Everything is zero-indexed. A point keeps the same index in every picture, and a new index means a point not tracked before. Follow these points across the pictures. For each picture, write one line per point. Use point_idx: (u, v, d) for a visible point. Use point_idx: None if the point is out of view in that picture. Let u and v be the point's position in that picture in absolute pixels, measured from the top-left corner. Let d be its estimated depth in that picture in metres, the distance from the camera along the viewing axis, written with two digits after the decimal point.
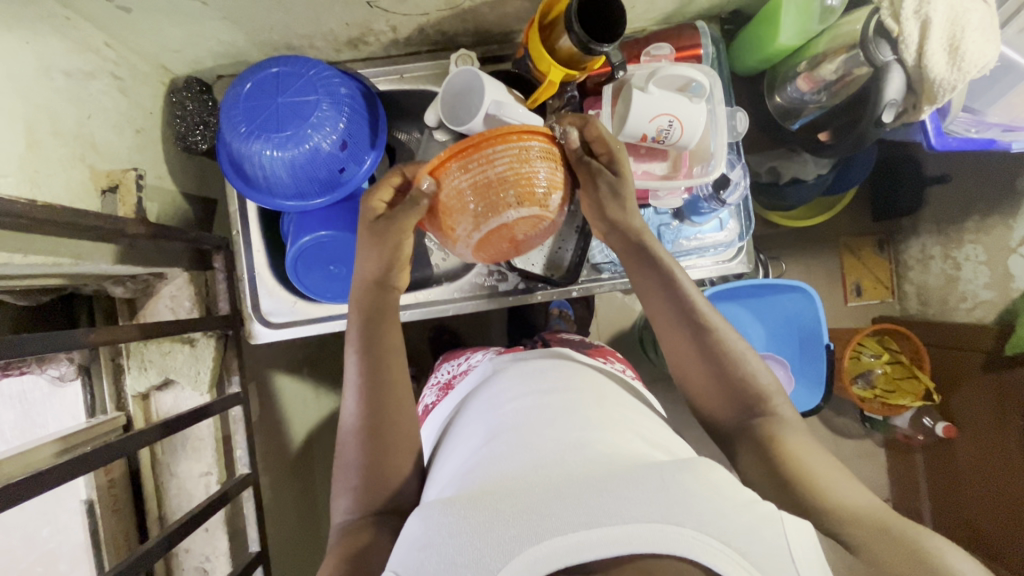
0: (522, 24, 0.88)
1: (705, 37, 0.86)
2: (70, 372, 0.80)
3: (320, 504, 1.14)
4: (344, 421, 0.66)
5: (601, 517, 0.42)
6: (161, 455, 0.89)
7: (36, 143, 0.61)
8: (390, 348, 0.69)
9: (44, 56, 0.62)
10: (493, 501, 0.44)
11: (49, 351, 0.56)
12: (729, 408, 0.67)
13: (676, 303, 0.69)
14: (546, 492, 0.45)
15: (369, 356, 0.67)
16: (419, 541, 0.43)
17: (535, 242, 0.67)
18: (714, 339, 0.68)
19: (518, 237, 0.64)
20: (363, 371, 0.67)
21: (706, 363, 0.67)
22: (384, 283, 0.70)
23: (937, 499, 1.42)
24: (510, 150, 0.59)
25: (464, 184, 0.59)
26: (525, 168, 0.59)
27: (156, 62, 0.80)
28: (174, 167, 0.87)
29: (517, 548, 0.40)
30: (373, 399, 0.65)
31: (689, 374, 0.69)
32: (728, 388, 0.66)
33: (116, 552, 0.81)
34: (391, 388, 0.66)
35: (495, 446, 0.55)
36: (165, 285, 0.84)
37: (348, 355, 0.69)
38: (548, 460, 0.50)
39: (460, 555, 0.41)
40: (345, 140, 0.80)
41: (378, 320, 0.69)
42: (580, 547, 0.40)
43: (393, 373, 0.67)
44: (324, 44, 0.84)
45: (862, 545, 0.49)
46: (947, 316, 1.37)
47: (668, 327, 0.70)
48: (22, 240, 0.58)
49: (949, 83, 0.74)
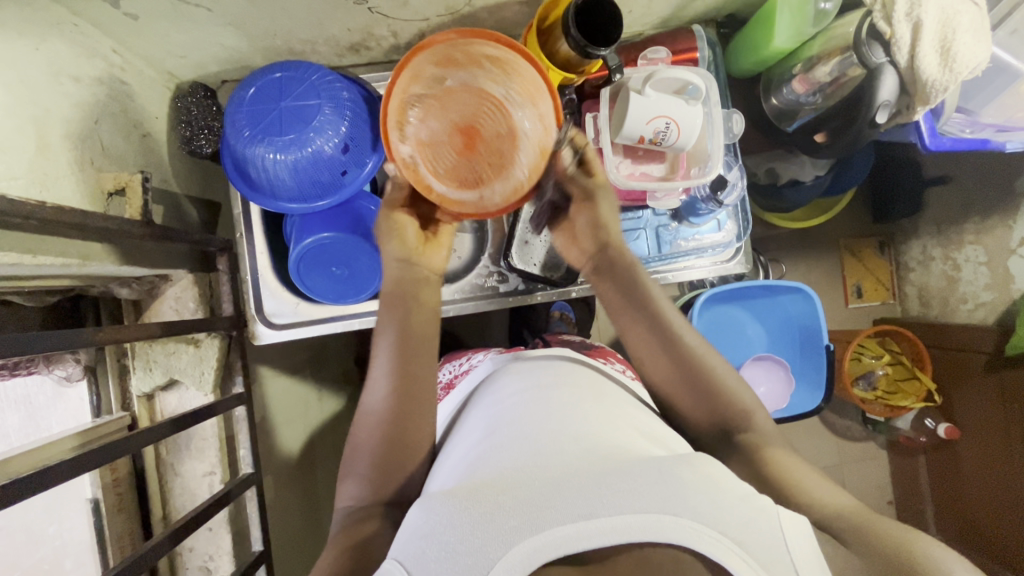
0: (520, 29, 0.90)
1: (701, 40, 0.87)
2: (77, 372, 0.81)
3: (322, 506, 1.14)
4: (364, 406, 0.68)
5: (601, 508, 0.42)
6: (165, 455, 0.90)
7: (46, 146, 0.62)
8: (415, 331, 0.72)
9: (52, 61, 0.64)
10: (493, 494, 0.45)
11: (57, 348, 0.57)
12: (700, 402, 0.68)
13: (658, 330, 0.71)
14: (547, 485, 0.45)
15: (400, 338, 0.70)
16: (421, 531, 0.44)
17: (496, 151, 0.73)
18: (664, 318, 0.72)
19: (483, 154, 0.72)
20: (393, 356, 0.69)
21: (677, 365, 0.69)
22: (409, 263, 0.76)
23: (940, 501, 1.42)
24: (450, 57, 0.72)
25: (415, 92, 0.72)
26: (460, 74, 0.72)
27: (161, 68, 0.82)
28: (178, 171, 0.88)
29: (517, 538, 0.41)
30: (397, 386, 0.67)
31: (650, 365, 0.71)
32: (691, 374, 0.68)
33: (121, 550, 0.82)
34: (415, 369, 0.68)
35: (497, 439, 0.56)
36: (170, 287, 0.85)
37: (376, 339, 0.72)
38: (548, 452, 0.51)
39: (460, 545, 0.42)
40: (347, 143, 0.81)
41: (402, 301, 0.73)
42: (578, 536, 0.41)
43: (420, 356, 0.70)
44: (327, 50, 0.85)
45: (854, 539, 0.49)
46: (948, 316, 1.37)
47: (653, 357, 0.71)
48: (31, 241, 0.60)
49: (941, 84, 0.74)
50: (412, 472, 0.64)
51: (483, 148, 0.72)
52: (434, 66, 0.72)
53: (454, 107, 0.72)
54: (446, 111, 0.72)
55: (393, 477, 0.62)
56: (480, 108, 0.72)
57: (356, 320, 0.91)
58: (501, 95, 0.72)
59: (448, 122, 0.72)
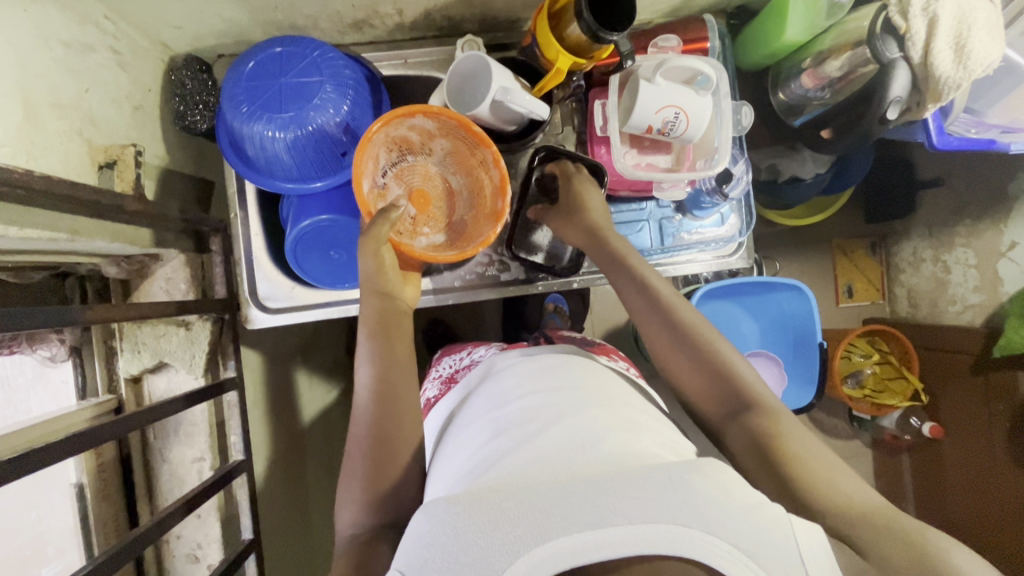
0: (529, 12, 0.88)
1: (712, 30, 0.86)
2: (62, 353, 0.78)
3: (310, 497, 1.12)
4: (355, 432, 0.64)
5: (608, 517, 0.41)
6: (152, 439, 0.87)
7: (34, 114, 0.59)
8: (399, 360, 0.68)
9: (41, 25, 0.61)
10: (497, 500, 0.44)
11: (44, 325, 0.54)
12: (703, 376, 0.67)
13: (649, 298, 0.73)
14: (552, 491, 0.44)
15: (383, 371, 0.67)
16: (424, 540, 0.43)
17: (437, 210, 0.81)
18: (650, 284, 0.74)
19: (443, 198, 0.81)
20: (374, 385, 0.66)
21: (670, 333, 0.70)
22: (387, 293, 0.72)
23: (921, 499, 1.44)
24: (398, 135, 0.75)
25: (421, 126, 0.75)
26: (400, 148, 0.77)
27: (156, 38, 0.78)
28: (171, 148, 0.85)
29: (523, 548, 0.40)
30: (382, 408, 0.64)
31: (636, 316, 0.74)
32: (669, 320, 0.71)
33: (105, 537, 0.80)
34: (399, 400, 0.65)
35: (501, 443, 0.55)
36: (161, 267, 0.82)
37: (360, 366, 0.68)
38: (553, 460, 0.50)
39: (464, 554, 0.41)
40: (349, 123, 0.79)
41: (386, 332, 0.70)
42: (586, 548, 0.40)
43: (401, 389, 0.66)
44: (329, 26, 0.82)
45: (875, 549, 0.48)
46: (935, 318, 1.39)
47: (645, 318, 0.73)
48: (18, 212, 0.57)
49: (954, 81, 0.74)
50: (405, 469, 0.62)
51: (442, 195, 0.80)
52: (399, 132, 0.75)
53: (411, 171, 0.80)
54: (404, 176, 0.79)
55: (389, 477, 0.61)
56: (411, 171, 0.80)
57: (353, 306, 0.89)
58: (397, 189, 0.78)
59: (421, 161, 0.80)
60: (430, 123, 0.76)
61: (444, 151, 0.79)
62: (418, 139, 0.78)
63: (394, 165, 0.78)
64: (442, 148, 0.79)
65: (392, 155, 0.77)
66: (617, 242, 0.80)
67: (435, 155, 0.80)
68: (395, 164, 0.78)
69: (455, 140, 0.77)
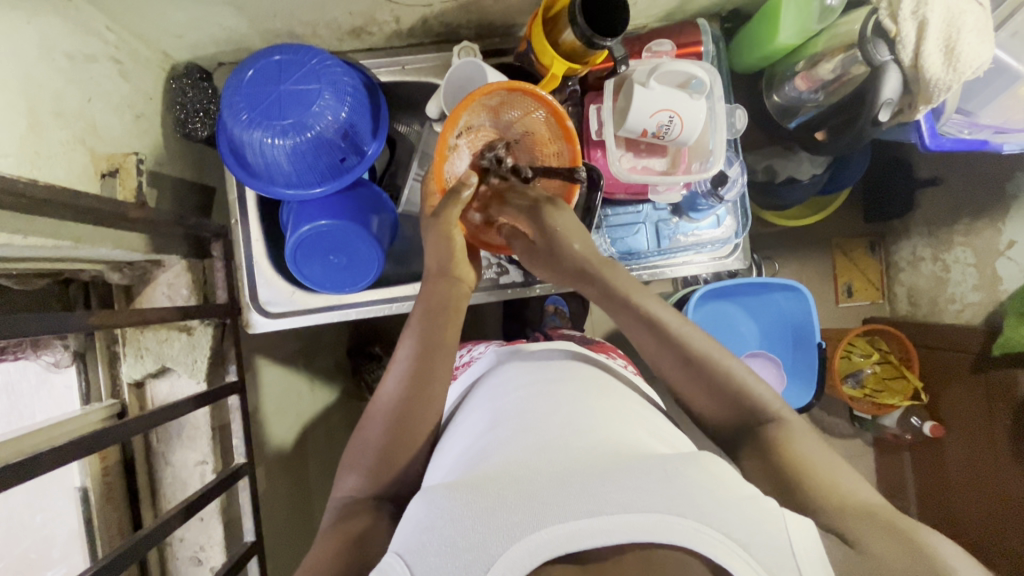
0: (525, 17, 0.89)
1: (706, 34, 0.87)
2: (65, 359, 0.79)
3: (312, 498, 1.13)
4: (379, 398, 0.65)
5: (603, 505, 0.42)
6: (156, 444, 0.88)
7: (38, 124, 0.61)
8: (447, 343, 0.67)
9: (45, 37, 0.62)
10: (496, 488, 0.45)
11: (49, 331, 0.55)
12: (717, 406, 0.66)
13: (667, 343, 0.67)
14: (550, 479, 0.45)
15: (423, 350, 0.66)
16: (423, 524, 0.44)
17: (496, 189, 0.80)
18: (670, 333, 0.68)
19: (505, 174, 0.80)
20: (415, 356, 0.65)
21: (684, 371, 0.67)
22: (444, 273, 0.71)
23: (922, 498, 1.44)
24: (491, 101, 0.74)
25: (513, 102, 0.75)
26: (486, 113, 0.76)
27: (157, 48, 0.79)
28: (173, 155, 0.87)
29: (520, 534, 0.41)
30: (413, 383, 0.64)
31: (651, 355, 0.69)
32: (686, 364, 0.66)
33: (110, 540, 0.81)
34: (436, 381, 0.64)
35: (499, 432, 0.56)
36: (163, 272, 0.83)
37: (403, 340, 0.68)
38: (555, 446, 0.51)
39: (461, 539, 0.42)
40: (347, 129, 0.80)
41: (441, 313, 0.68)
42: (581, 535, 0.41)
43: (440, 371, 0.65)
44: (327, 33, 0.83)
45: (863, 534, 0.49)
46: (935, 316, 1.39)
47: (657, 354, 0.68)
48: (23, 221, 0.58)
49: (945, 83, 0.75)
50: (407, 464, 0.63)
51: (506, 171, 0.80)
52: (492, 100, 0.74)
53: (483, 137, 0.78)
54: (477, 141, 0.78)
55: (386, 473, 0.61)
56: (484, 137, 0.78)
57: (353, 309, 0.90)
58: (470, 156, 0.78)
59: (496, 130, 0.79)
60: (521, 103, 0.76)
61: (523, 129, 0.79)
62: (508, 114, 0.77)
63: (474, 129, 0.77)
64: (522, 124, 0.78)
65: (476, 120, 0.76)
66: (624, 277, 0.71)
67: (510, 130, 0.79)
68: (473, 129, 0.77)
69: (539, 122, 0.77)
